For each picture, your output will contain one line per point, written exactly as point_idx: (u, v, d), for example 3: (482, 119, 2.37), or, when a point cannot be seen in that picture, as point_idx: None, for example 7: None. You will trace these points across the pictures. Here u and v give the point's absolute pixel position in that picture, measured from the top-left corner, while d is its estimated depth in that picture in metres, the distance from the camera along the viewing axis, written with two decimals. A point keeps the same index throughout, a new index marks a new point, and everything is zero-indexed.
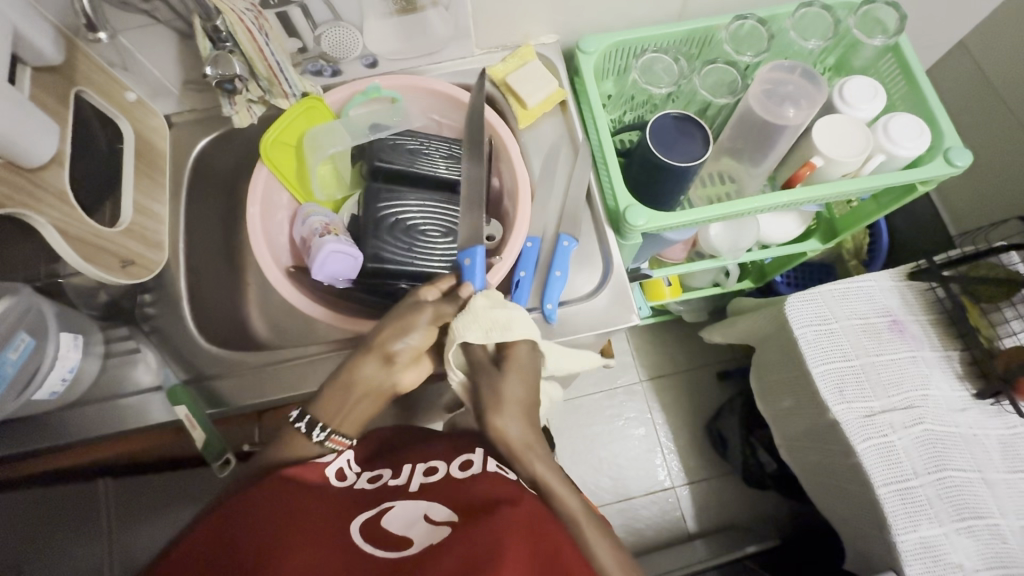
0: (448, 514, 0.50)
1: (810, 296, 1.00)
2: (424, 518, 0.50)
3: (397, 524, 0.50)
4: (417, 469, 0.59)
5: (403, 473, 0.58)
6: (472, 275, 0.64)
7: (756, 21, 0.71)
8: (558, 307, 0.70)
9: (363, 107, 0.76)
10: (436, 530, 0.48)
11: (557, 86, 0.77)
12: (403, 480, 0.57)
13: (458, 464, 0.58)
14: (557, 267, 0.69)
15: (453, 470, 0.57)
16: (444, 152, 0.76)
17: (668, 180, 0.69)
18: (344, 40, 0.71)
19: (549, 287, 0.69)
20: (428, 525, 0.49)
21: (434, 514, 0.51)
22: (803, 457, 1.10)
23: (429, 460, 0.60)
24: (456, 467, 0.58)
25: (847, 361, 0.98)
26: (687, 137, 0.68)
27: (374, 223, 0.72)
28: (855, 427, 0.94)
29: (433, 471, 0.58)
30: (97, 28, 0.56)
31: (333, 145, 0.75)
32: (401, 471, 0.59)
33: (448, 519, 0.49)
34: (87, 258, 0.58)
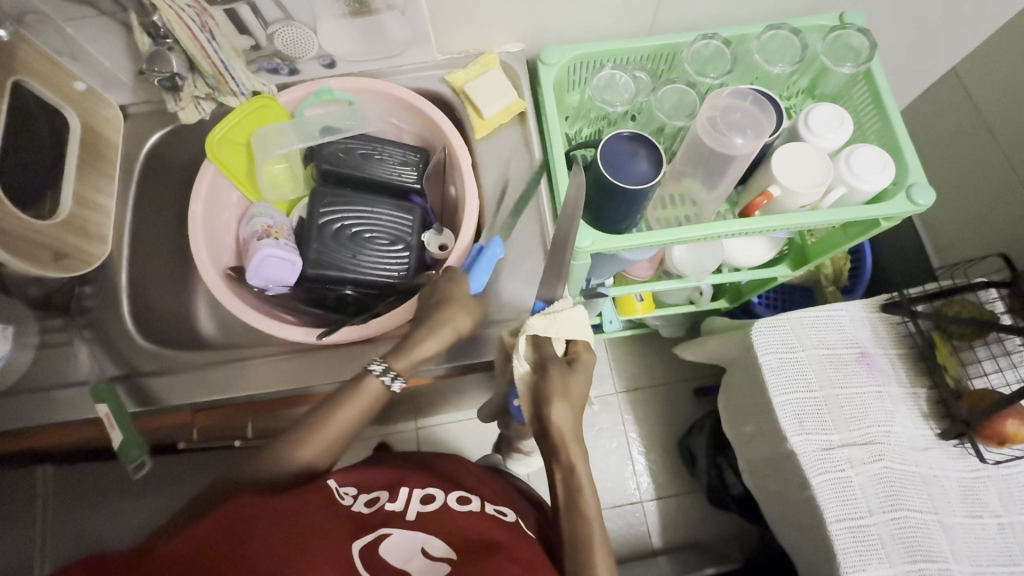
0: (447, 551, 0.54)
1: (778, 322, 0.99)
2: (421, 551, 0.53)
3: (397, 555, 0.53)
4: (415, 496, 0.61)
5: (400, 499, 0.60)
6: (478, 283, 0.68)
7: (721, 42, 0.69)
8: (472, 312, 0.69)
9: (318, 108, 0.75)
10: (434, 566, 0.52)
11: (517, 97, 0.75)
12: (401, 505, 0.59)
13: (455, 498, 0.62)
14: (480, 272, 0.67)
15: (451, 502, 0.60)
16: (399, 157, 0.75)
17: (618, 203, 0.67)
18: (297, 40, 0.69)
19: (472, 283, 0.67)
20: (427, 559, 0.53)
21: (432, 549, 0.54)
22: (764, 485, 1.08)
23: (426, 489, 0.63)
24: (454, 500, 0.61)
25: (810, 392, 0.96)
26: (636, 159, 0.66)
27: (317, 228, 0.70)
28: (811, 459, 0.92)
29: (431, 500, 0.61)
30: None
31: (280, 146, 0.73)
32: (397, 495, 0.61)
33: (446, 556, 0.53)
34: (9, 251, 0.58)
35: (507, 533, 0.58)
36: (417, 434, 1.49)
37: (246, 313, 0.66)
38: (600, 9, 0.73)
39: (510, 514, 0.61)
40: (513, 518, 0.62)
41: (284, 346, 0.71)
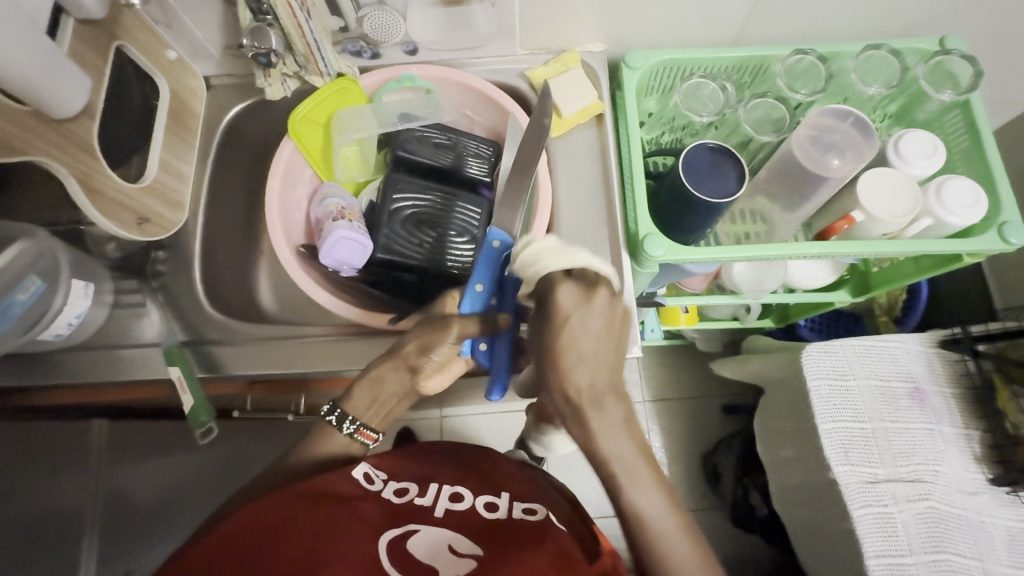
0: (473, 547, 0.52)
1: (831, 348, 0.97)
2: (448, 548, 0.53)
3: (424, 550, 0.52)
4: (443, 493, 0.62)
5: (428, 495, 0.61)
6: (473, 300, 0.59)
7: (817, 58, 0.66)
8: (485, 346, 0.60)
9: (396, 94, 0.74)
10: (461, 561, 0.51)
11: (597, 98, 0.74)
12: (429, 502, 0.60)
13: (484, 502, 0.61)
14: (479, 280, 0.59)
15: (478, 506, 0.60)
16: (470, 150, 0.75)
17: (696, 215, 0.66)
18: (385, 25, 0.70)
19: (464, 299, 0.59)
20: (453, 555, 0.52)
21: (459, 546, 0.53)
22: (797, 511, 1.06)
23: (454, 486, 0.63)
24: (482, 504, 0.60)
25: (858, 423, 0.94)
26: (720, 172, 0.65)
27: (389, 213, 0.71)
28: (853, 491, 0.90)
29: (458, 499, 0.61)
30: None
31: (359, 129, 0.74)
32: (427, 491, 0.62)
33: (472, 552, 0.52)
34: (106, 212, 0.59)
35: (537, 528, 0.55)
36: (441, 423, 1.50)
37: (317, 293, 0.67)
38: (691, 15, 0.71)
39: (540, 511, 0.59)
40: (543, 514, 0.58)
41: (345, 328, 0.72)
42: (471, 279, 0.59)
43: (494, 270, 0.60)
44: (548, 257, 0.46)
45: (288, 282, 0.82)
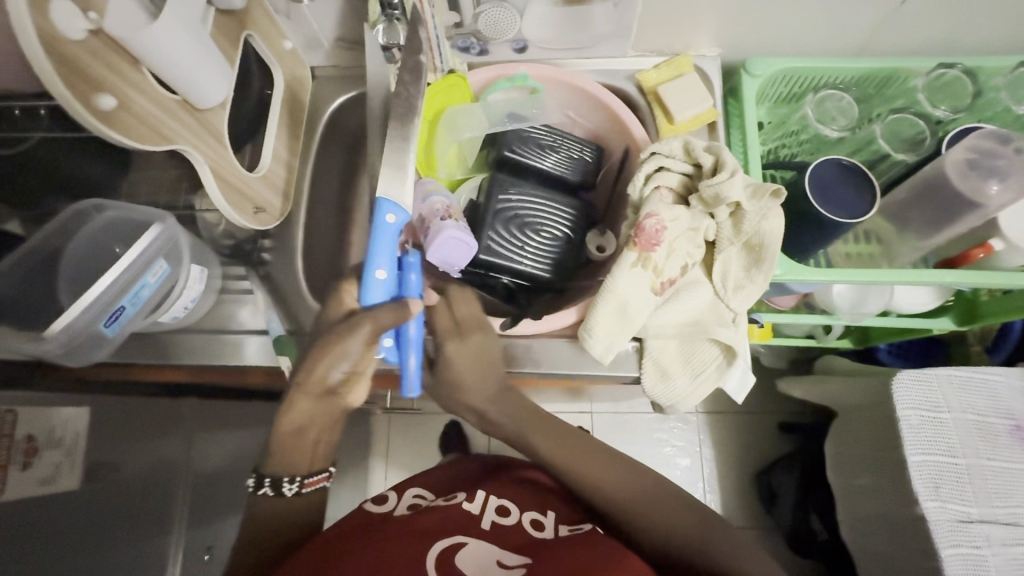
0: (519, 559, 0.53)
1: (925, 377, 0.92)
2: (498, 564, 0.53)
3: (475, 558, 0.53)
4: (491, 505, 0.63)
5: (478, 505, 0.63)
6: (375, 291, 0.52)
7: (962, 71, 0.63)
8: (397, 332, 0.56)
9: (503, 93, 0.74)
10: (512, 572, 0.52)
11: (711, 104, 0.71)
12: (479, 511, 0.62)
13: (529, 519, 0.62)
14: (378, 263, 0.52)
15: (524, 521, 0.61)
16: (573, 152, 0.74)
17: (820, 234, 0.63)
18: (500, 21, 0.69)
19: (364, 290, 0.52)
20: (503, 568, 0.53)
21: (507, 560, 0.54)
22: (871, 542, 1.01)
23: (498, 500, 0.65)
24: (529, 522, 0.62)
25: (953, 459, 0.89)
26: (851, 190, 0.62)
27: (493, 213, 0.70)
28: (946, 530, 0.86)
29: (503, 513, 0.62)
30: None
31: (469, 128, 0.73)
32: (475, 500, 0.64)
33: (522, 563, 0.53)
34: (230, 201, 0.59)
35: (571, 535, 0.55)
36: None
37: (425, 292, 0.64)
38: (821, 21, 0.68)
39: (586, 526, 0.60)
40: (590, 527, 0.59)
41: None
42: (369, 264, 0.52)
43: (392, 244, 0.53)
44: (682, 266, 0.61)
45: None
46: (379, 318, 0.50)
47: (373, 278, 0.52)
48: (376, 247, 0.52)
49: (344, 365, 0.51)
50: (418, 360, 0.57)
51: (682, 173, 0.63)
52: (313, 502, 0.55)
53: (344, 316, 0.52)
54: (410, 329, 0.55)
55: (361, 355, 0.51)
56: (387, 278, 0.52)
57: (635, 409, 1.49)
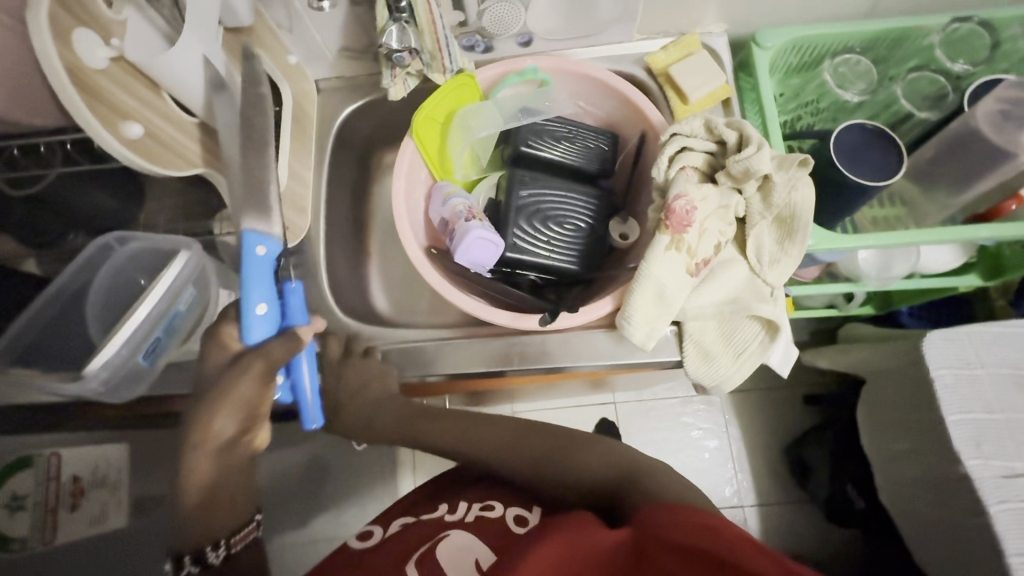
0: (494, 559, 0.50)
1: (954, 334, 0.92)
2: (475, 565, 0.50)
3: (454, 567, 0.50)
4: (473, 506, 0.60)
5: (458, 509, 0.59)
6: (253, 327, 0.48)
7: (977, 25, 0.63)
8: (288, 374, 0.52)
9: (512, 88, 0.73)
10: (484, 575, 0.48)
11: (723, 81, 0.70)
12: (459, 514, 0.59)
13: (513, 515, 0.57)
14: (255, 298, 0.48)
15: (507, 517, 0.57)
16: (588, 141, 0.73)
17: (846, 200, 0.63)
18: (505, 16, 0.68)
19: (243, 330, 0.48)
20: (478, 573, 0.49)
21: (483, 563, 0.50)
22: (915, 505, 1.01)
23: (487, 498, 0.61)
24: (511, 515, 0.57)
25: (989, 413, 0.89)
26: (878, 154, 0.61)
27: (515, 209, 0.69)
28: (989, 486, 0.85)
29: (490, 508, 0.59)
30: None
31: (484, 126, 0.73)
32: (458, 506, 0.60)
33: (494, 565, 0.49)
34: None
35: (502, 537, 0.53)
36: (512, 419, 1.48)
37: (456, 296, 0.65)
38: None
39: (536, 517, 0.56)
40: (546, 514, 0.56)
41: (475, 328, 0.70)
42: (247, 302, 0.47)
43: (265, 274, 0.48)
44: (706, 230, 0.60)
45: (398, 283, 0.83)
46: (272, 353, 0.46)
47: (254, 312, 0.48)
48: (247, 283, 0.47)
49: (240, 415, 0.45)
50: (315, 391, 0.55)
51: (706, 152, 0.63)
52: (255, 562, 0.45)
53: (231, 360, 0.47)
54: (302, 363, 0.52)
55: (258, 394, 0.46)
56: (271, 310, 0.48)
57: (656, 394, 1.48)
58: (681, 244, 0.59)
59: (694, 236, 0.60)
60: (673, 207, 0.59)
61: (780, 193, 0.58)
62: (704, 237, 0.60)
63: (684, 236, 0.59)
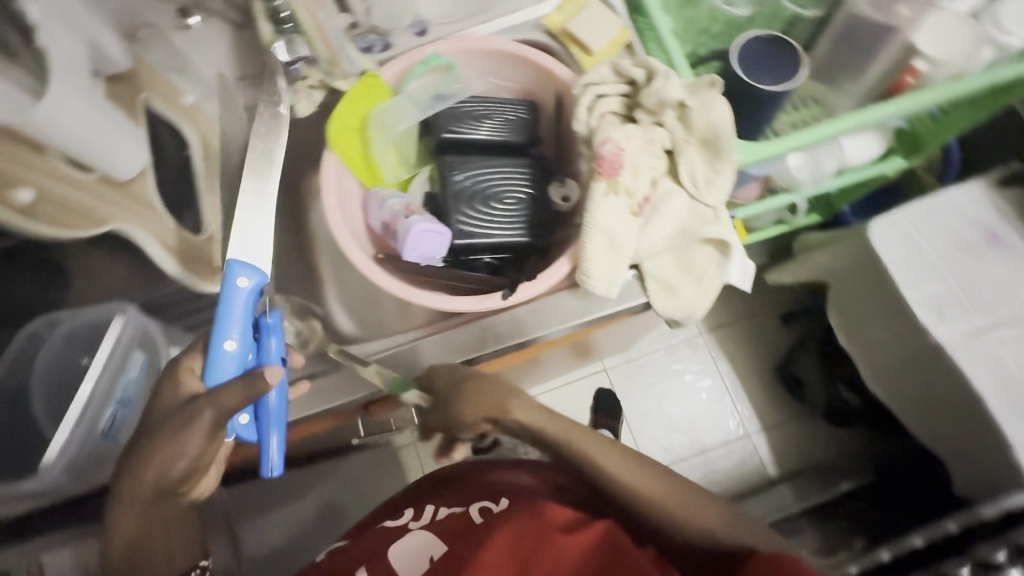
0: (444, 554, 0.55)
1: (895, 218, 0.97)
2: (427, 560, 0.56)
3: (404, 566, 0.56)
4: (436, 510, 0.65)
5: (423, 515, 0.64)
6: (218, 363, 0.48)
7: None
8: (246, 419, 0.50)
9: (421, 79, 0.72)
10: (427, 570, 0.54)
11: (621, 26, 0.72)
12: (422, 518, 0.64)
13: (477, 508, 0.62)
14: (227, 335, 0.49)
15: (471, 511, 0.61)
16: (509, 114, 0.73)
17: (760, 109, 0.66)
18: (393, 8, 0.72)
19: (209, 367, 0.48)
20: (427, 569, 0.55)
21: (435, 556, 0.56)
22: (902, 387, 1.05)
23: (452, 507, 0.64)
24: (474, 509, 0.62)
25: (944, 282, 0.94)
26: (781, 59, 0.64)
27: (453, 196, 0.69)
28: (961, 348, 0.91)
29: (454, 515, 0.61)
30: (190, 15, 0.69)
31: (402, 122, 0.71)
32: (422, 512, 0.65)
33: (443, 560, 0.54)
34: (186, 265, 0.61)
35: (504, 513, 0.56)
36: None
37: (418, 294, 0.64)
38: None
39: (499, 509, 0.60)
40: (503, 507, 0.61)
41: (445, 320, 0.70)
42: (216, 337, 0.49)
43: (244, 313, 0.50)
44: (639, 170, 0.61)
45: None
46: (220, 401, 0.45)
47: (222, 348, 0.49)
48: (226, 316, 0.50)
49: (187, 458, 0.47)
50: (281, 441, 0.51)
51: (620, 94, 0.63)
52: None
53: (186, 400, 0.48)
54: (269, 405, 0.50)
55: (202, 448, 0.47)
56: (235, 348, 0.49)
57: (643, 350, 1.50)
58: (617, 187, 0.60)
59: (629, 176, 0.61)
60: (603, 152, 0.60)
61: (699, 115, 0.61)
62: (639, 176, 0.61)
63: (620, 178, 0.60)
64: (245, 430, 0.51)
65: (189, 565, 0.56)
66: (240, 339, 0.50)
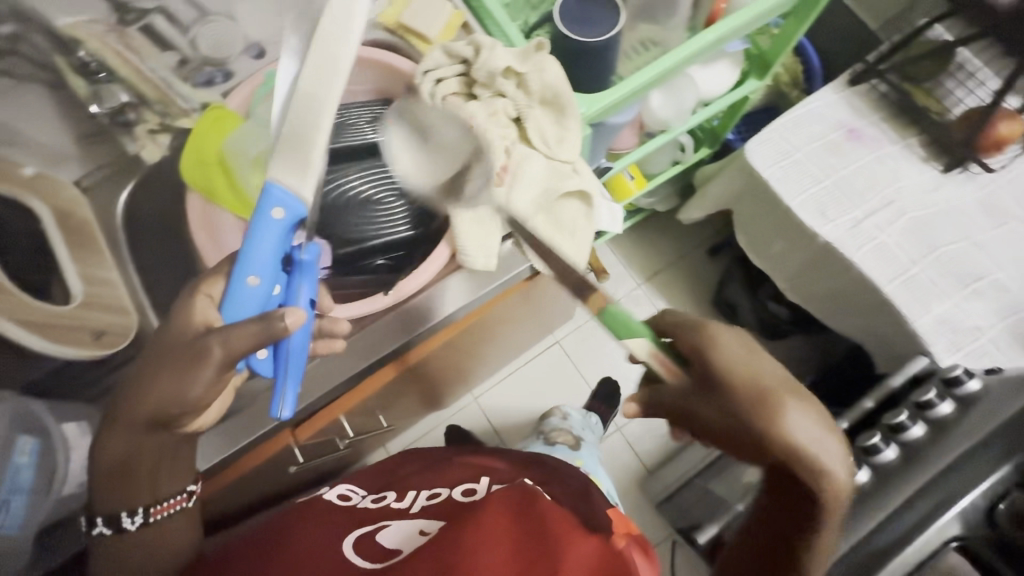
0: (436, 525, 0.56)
1: (765, 136, 1.03)
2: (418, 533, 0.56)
3: (390, 538, 0.55)
4: (421, 494, 0.64)
5: (405, 497, 0.64)
6: (237, 300, 0.48)
7: None
8: (265, 353, 0.51)
9: (268, 100, 0.70)
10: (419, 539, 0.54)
11: (452, 9, 0.74)
12: (406, 502, 0.63)
13: (461, 490, 0.63)
14: (250, 270, 0.48)
15: (455, 494, 0.62)
16: (368, 115, 0.73)
17: (595, 60, 0.68)
18: (220, 37, 0.73)
19: (230, 298, 0.48)
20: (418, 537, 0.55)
21: (427, 529, 0.56)
22: (813, 289, 1.12)
23: (434, 487, 0.66)
24: (460, 492, 0.63)
25: (820, 183, 1.01)
26: (597, 11, 0.68)
27: (328, 208, 0.69)
28: (846, 240, 0.98)
29: (436, 495, 0.63)
30: None
31: (256, 145, 0.68)
32: (404, 494, 0.65)
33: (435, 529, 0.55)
34: (57, 343, 0.66)
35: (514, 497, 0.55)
36: (478, 404, 1.50)
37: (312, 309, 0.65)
38: None
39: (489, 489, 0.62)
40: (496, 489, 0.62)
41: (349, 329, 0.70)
42: (240, 272, 0.48)
43: (272, 248, 0.49)
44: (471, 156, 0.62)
45: None
46: (231, 340, 0.45)
47: (243, 284, 0.48)
48: (252, 250, 0.48)
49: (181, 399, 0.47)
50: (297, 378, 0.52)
51: (458, 75, 0.65)
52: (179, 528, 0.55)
53: (199, 332, 0.47)
54: (289, 345, 0.51)
55: (207, 388, 0.47)
56: (258, 284, 0.48)
57: (588, 314, 1.55)
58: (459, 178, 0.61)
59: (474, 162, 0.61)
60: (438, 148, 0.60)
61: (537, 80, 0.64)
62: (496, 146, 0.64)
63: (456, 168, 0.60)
64: (262, 365, 0.51)
65: (177, 489, 0.55)
66: (266, 276, 0.49)
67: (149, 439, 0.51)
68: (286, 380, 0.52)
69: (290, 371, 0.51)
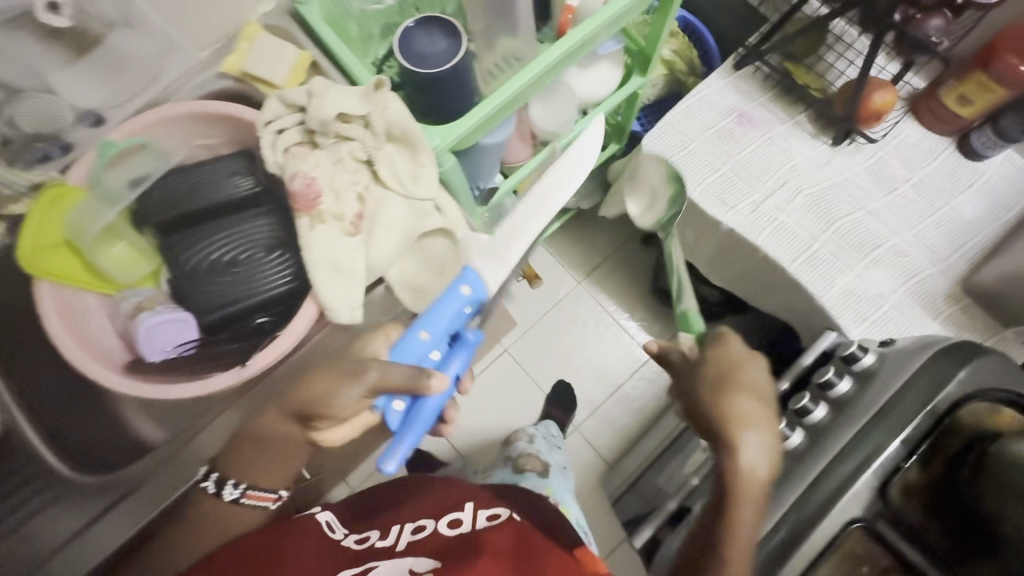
0: (429, 564, 0.49)
1: (660, 130, 1.03)
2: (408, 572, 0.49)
3: None
4: (406, 529, 0.57)
5: (390, 534, 0.57)
6: (416, 342, 0.48)
7: None
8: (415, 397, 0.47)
9: (111, 169, 0.67)
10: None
11: (298, 50, 0.71)
12: (391, 540, 0.56)
13: (449, 521, 0.57)
14: (426, 324, 0.49)
15: (443, 527, 0.56)
16: (229, 171, 0.69)
17: (448, 87, 0.68)
18: (41, 109, 0.67)
19: (402, 345, 0.49)
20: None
21: (418, 567, 0.49)
22: (731, 273, 1.13)
23: (418, 519, 0.59)
24: (446, 523, 0.57)
25: (717, 172, 1.01)
26: (439, 42, 0.68)
27: (189, 276, 0.67)
28: (748, 226, 0.98)
29: (422, 529, 0.57)
30: None
31: (99, 218, 0.65)
32: (388, 530, 0.58)
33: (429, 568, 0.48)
34: None
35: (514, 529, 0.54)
36: None
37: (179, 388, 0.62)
38: None
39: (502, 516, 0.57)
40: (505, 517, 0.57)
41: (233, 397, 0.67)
42: (417, 325, 0.48)
43: (450, 313, 0.49)
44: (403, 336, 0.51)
45: None
46: (388, 373, 0.46)
47: (414, 336, 0.48)
48: (436, 311, 0.49)
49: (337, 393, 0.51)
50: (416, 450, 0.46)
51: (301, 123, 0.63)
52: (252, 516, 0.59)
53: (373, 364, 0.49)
54: (426, 405, 0.47)
55: (352, 402, 0.50)
56: (428, 337, 0.48)
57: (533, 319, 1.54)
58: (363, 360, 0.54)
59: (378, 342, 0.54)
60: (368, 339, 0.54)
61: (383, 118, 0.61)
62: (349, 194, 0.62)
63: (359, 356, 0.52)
64: (393, 416, 0.48)
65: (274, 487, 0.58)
66: (437, 334, 0.49)
67: (286, 422, 0.55)
68: (409, 443, 0.46)
69: (410, 439, 0.46)
